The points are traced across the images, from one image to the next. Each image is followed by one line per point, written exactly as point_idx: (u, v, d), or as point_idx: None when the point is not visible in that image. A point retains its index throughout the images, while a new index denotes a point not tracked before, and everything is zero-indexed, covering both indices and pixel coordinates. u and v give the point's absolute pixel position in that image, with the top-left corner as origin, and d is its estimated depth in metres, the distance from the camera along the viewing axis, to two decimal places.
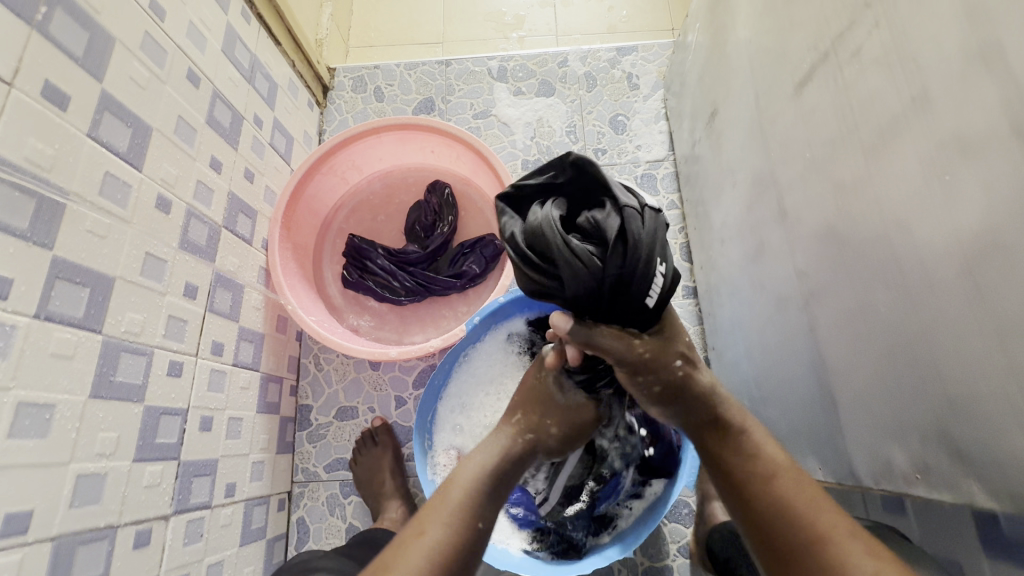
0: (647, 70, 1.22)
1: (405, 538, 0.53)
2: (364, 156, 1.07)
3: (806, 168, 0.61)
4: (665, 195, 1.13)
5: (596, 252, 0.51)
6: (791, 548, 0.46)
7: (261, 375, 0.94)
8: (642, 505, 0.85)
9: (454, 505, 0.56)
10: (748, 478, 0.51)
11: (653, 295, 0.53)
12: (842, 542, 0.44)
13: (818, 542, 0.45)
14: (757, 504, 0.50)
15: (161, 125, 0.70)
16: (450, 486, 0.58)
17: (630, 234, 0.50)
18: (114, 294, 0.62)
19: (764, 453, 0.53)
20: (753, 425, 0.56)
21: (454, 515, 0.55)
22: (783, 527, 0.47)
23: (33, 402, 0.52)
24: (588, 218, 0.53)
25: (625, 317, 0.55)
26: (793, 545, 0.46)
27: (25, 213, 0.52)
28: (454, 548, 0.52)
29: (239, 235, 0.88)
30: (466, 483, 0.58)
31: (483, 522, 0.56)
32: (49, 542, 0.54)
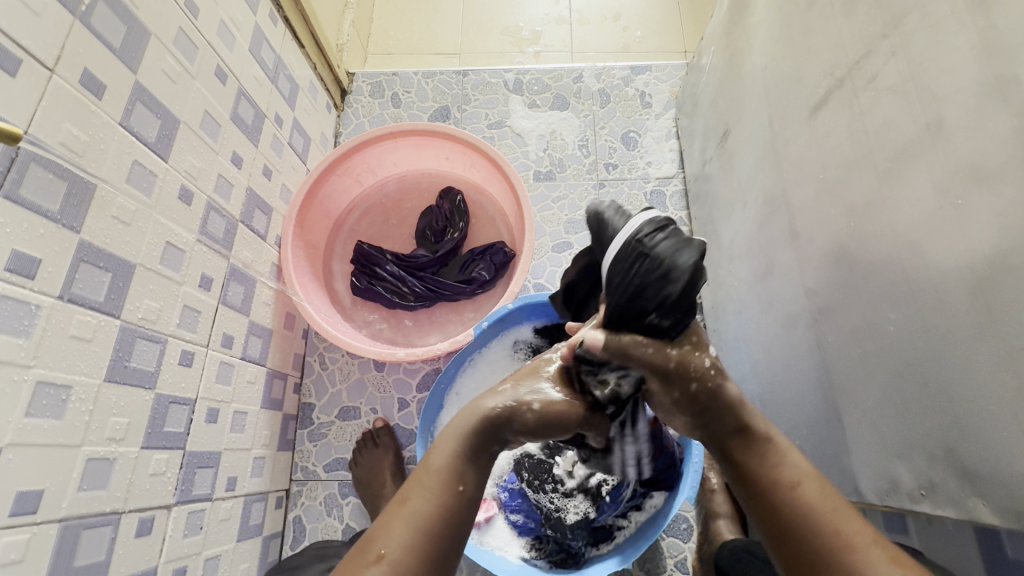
0: (660, 89, 1.25)
1: (385, 516, 0.49)
2: (379, 159, 1.09)
3: (819, 189, 0.63)
4: (674, 212, 1.15)
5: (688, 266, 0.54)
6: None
7: (267, 370, 0.94)
8: (642, 517, 0.85)
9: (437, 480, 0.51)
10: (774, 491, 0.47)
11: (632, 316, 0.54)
12: (865, 550, 0.43)
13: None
14: (780, 506, 0.47)
15: (188, 119, 0.72)
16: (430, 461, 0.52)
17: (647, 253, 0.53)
18: (133, 281, 0.62)
19: (788, 457, 0.49)
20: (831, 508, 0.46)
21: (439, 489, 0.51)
22: (818, 539, 0.44)
23: (51, 382, 0.53)
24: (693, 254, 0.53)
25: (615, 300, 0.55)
26: (819, 552, 0.44)
27: (57, 196, 0.53)
28: (442, 514, 0.49)
29: (255, 231, 0.89)
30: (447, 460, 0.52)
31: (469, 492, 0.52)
32: (57, 524, 0.53)
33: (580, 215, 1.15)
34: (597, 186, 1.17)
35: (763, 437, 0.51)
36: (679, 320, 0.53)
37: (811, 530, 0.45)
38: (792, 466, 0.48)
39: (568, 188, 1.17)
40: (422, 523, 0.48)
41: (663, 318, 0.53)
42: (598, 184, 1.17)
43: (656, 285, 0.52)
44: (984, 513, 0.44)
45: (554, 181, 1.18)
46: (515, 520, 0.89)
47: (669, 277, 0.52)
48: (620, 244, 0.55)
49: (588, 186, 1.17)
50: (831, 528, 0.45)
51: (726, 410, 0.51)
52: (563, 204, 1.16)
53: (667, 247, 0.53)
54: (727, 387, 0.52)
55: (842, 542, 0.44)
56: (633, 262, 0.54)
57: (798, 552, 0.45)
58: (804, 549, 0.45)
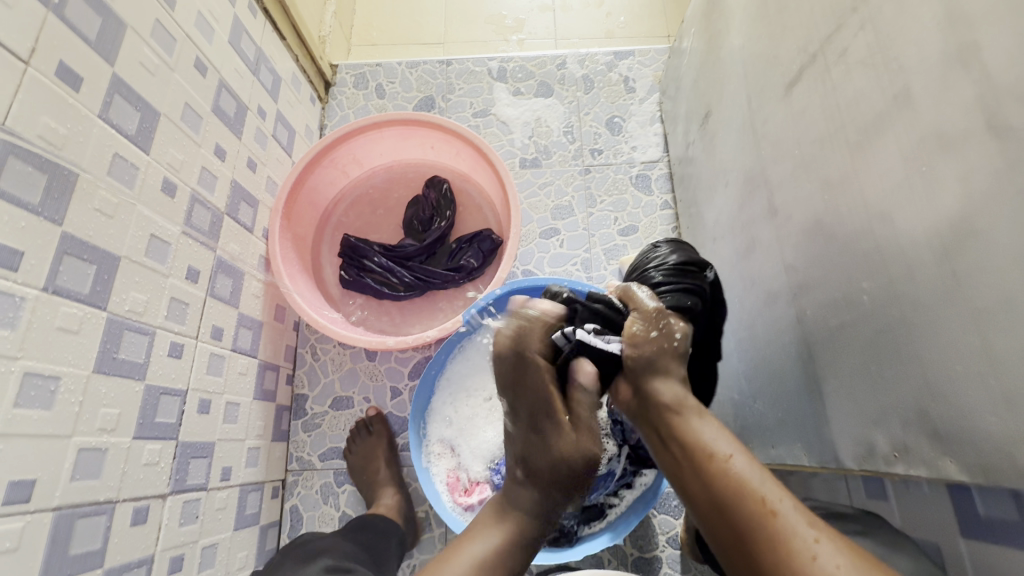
0: (643, 74, 1.25)
1: (454, 549, 0.58)
2: (365, 150, 1.09)
3: (795, 164, 0.64)
4: (659, 195, 1.15)
5: (704, 272, 0.72)
6: (749, 540, 0.44)
7: (259, 362, 0.95)
8: (633, 496, 0.88)
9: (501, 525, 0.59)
10: (701, 457, 0.50)
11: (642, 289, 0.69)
12: (788, 520, 0.44)
13: (776, 544, 0.43)
14: (708, 474, 0.49)
15: (168, 111, 0.72)
16: (495, 516, 0.60)
17: (672, 247, 0.75)
18: (118, 273, 0.63)
19: (715, 436, 0.51)
20: (754, 471, 0.47)
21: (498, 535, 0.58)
22: (740, 507, 0.45)
23: (40, 373, 0.53)
24: (708, 273, 0.73)
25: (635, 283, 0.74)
26: (741, 522, 0.45)
27: (37, 188, 0.53)
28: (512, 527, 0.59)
29: (241, 224, 0.89)
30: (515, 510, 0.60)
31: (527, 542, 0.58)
32: (51, 514, 0.54)
33: (566, 201, 1.16)
34: (583, 171, 1.18)
35: (695, 413, 0.54)
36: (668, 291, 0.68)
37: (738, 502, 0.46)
38: (724, 443, 0.50)
39: (554, 175, 1.18)
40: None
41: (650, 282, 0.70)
42: (584, 169, 1.18)
43: (657, 259, 0.73)
44: (953, 471, 0.46)
45: (540, 168, 1.19)
46: None
47: (678, 259, 0.72)
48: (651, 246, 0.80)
49: (574, 172, 1.18)
50: (756, 496, 0.46)
51: (665, 379, 0.56)
52: (549, 190, 1.17)
53: (679, 247, 0.75)
54: (661, 376, 0.56)
55: (766, 509, 0.45)
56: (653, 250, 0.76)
57: (727, 520, 0.46)
58: (732, 513, 0.46)
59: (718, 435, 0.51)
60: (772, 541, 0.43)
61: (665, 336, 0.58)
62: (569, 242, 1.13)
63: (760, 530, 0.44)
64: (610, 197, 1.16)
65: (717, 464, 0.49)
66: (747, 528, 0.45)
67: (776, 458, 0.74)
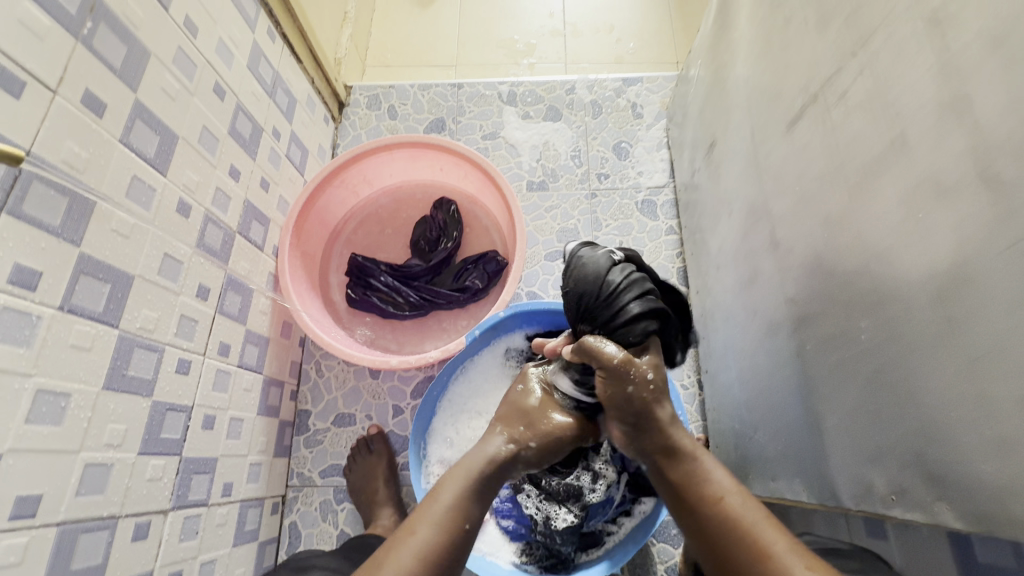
0: (651, 100, 1.27)
1: (396, 539, 0.58)
2: (375, 171, 1.11)
3: (797, 200, 0.64)
4: (665, 221, 1.16)
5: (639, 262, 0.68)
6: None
7: (264, 378, 0.96)
8: (631, 523, 0.87)
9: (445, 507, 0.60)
10: (700, 501, 0.54)
11: (629, 317, 0.62)
12: (783, 560, 0.48)
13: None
14: (708, 517, 0.53)
15: (187, 135, 0.74)
16: (436, 497, 0.61)
17: (599, 256, 0.66)
18: (131, 291, 0.65)
19: (713, 474, 0.56)
20: (752, 516, 0.52)
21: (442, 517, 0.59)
22: (736, 551, 0.50)
23: (51, 390, 0.54)
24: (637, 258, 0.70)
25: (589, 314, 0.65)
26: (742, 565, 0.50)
27: (58, 211, 0.55)
28: (456, 508, 0.61)
29: (252, 242, 0.92)
30: (457, 491, 0.62)
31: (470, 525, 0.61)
32: (54, 528, 0.55)
33: (572, 224, 1.17)
34: (589, 195, 1.19)
35: (691, 455, 0.58)
36: (638, 314, 0.62)
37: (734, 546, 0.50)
38: (720, 485, 0.55)
39: (561, 198, 1.19)
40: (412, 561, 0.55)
41: (617, 316, 0.62)
42: (590, 193, 1.19)
43: (601, 277, 0.64)
44: (949, 518, 0.45)
45: (547, 191, 1.20)
46: (507, 525, 0.90)
47: (621, 268, 0.65)
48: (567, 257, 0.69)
49: (580, 196, 1.19)
50: (752, 544, 0.50)
51: (658, 425, 0.59)
52: (555, 213, 1.18)
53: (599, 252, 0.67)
54: (658, 406, 0.59)
55: (761, 555, 0.49)
56: (587, 273, 0.65)
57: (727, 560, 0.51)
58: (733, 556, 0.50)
59: (715, 477, 0.55)
60: None
61: (643, 383, 0.59)
62: None
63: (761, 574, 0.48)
64: (615, 221, 1.17)
65: (715, 509, 0.53)
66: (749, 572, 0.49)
67: (775, 491, 0.74)
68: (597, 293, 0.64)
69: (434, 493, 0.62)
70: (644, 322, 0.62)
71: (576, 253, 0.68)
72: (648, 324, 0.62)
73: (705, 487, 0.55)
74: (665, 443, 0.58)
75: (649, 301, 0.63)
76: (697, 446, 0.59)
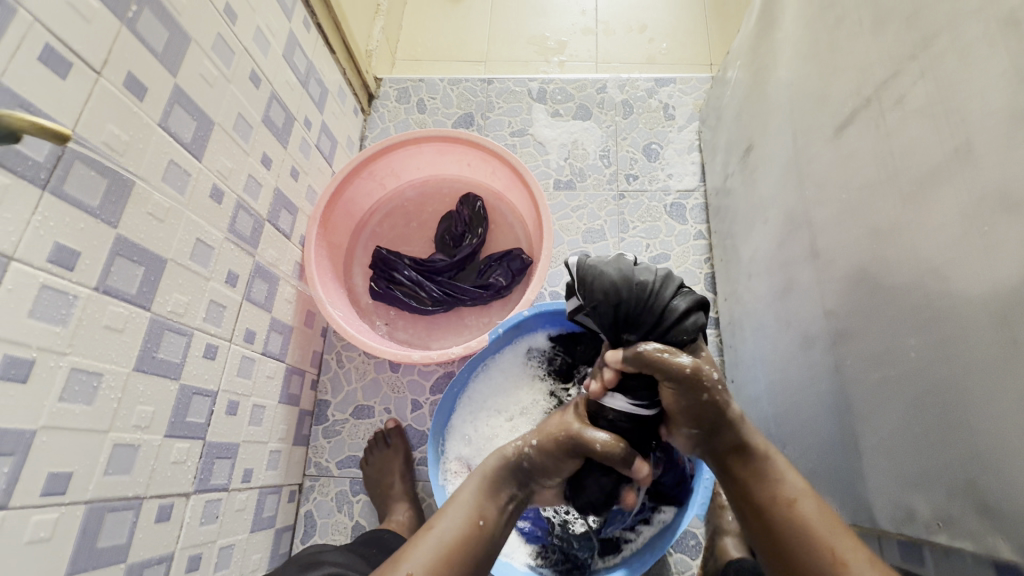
0: (684, 102, 1.24)
1: (417, 537, 0.63)
2: (402, 164, 1.11)
3: (841, 209, 0.62)
4: (694, 225, 1.14)
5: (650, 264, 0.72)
6: None
7: (286, 366, 0.96)
8: (650, 532, 0.86)
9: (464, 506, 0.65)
10: (772, 502, 0.56)
11: (682, 312, 0.66)
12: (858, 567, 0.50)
13: None
14: (781, 519, 0.55)
15: (222, 121, 0.75)
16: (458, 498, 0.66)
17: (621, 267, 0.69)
18: (163, 275, 0.65)
19: (785, 476, 0.57)
20: (823, 521, 0.54)
21: (461, 516, 0.64)
22: (811, 553, 0.52)
23: (85, 369, 0.55)
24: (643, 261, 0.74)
25: (637, 319, 0.67)
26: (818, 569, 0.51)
27: (97, 191, 0.55)
28: (476, 508, 0.65)
29: (280, 230, 0.92)
30: (477, 492, 0.67)
31: (489, 524, 0.65)
32: (82, 506, 0.55)
33: (598, 225, 1.15)
34: (617, 196, 1.17)
35: (763, 455, 0.59)
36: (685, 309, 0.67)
37: (808, 548, 0.52)
38: (792, 487, 0.57)
39: (588, 198, 1.18)
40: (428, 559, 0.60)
41: (666, 316, 0.66)
42: (618, 194, 1.17)
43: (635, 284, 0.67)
44: (1005, 549, 0.43)
45: (574, 190, 1.19)
46: (524, 527, 0.89)
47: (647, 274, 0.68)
48: (579, 275, 0.70)
49: (608, 196, 1.17)
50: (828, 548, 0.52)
51: (732, 426, 0.60)
52: (582, 213, 1.17)
53: (615, 264, 0.69)
54: (730, 406, 0.60)
55: (837, 560, 0.51)
56: (618, 285, 0.67)
57: (799, 562, 0.53)
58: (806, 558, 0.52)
59: (788, 478, 0.57)
60: None
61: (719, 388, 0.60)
62: None
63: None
64: (643, 224, 1.15)
65: (789, 510, 0.55)
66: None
67: None
68: (638, 300, 0.67)
69: (456, 495, 0.67)
70: (694, 312, 0.67)
71: (593, 269, 0.69)
72: (697, 316, 0.67)
73: (778, 490, 0.57)
74: (738, 442, 0.60)
75: (687, 294, 0.68)
76: (768, 447, 0.60)
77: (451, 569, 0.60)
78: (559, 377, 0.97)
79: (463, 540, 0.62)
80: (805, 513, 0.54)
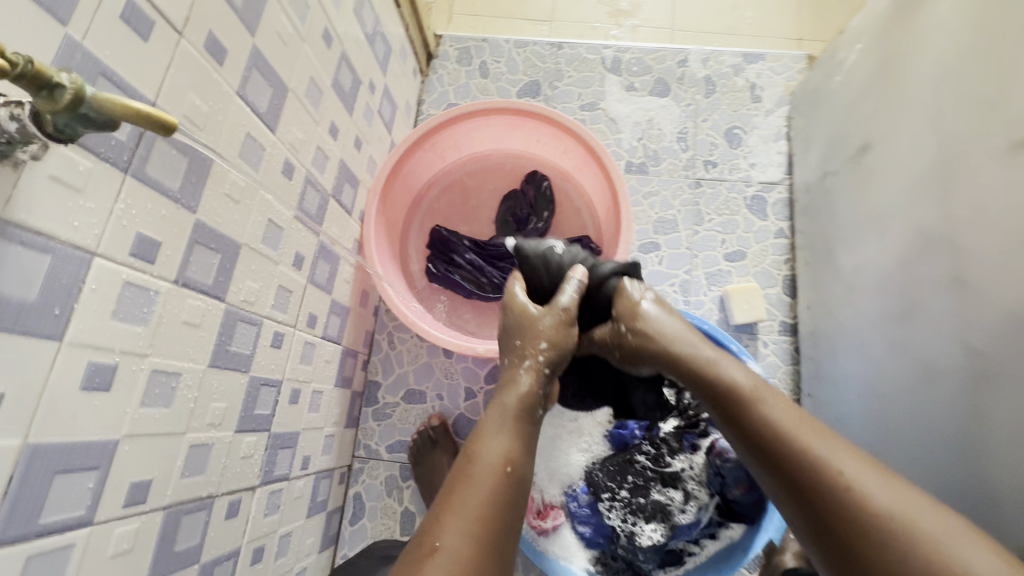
0: (773, 82, 1.13)
1: (433, 509, 0.48)
2: (467, 136, 1.02)
3: (1007, 239, 0.55)
4: (775, 221, 1.06)
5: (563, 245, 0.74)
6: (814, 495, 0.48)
7: (342, 348, 0.92)
8: (716, 546, 0.83)
9: (480, 464, 0.50)
10: (738, 408, 0.55)
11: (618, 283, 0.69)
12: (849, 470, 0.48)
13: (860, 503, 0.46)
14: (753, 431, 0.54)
15: (295, 87, 0.67)
16: (474, 455, 0.51)
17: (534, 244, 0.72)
18: (238, 262, 0.59)
19: (742, 382, 0.57)
20: (797, 424, 0.52)
21: (480, 473, 0.50)
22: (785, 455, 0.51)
23: (164, 370, 0.50)
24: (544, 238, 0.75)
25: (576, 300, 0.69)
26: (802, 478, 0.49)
27: (178, 173, 0.48)
28: (502, 461, 0.51)
29: (343, 206, 0.85)
30: (493, 445, 0.52)
31: (518, 467, 0.52)
32: (160, 512, 0.52)
33: (671, 214, 1.07)
34: (693, 184, 1.09)
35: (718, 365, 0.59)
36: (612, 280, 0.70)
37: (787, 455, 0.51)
38: (758, 390, 0.56)
39: (661, 184, 1.09)
40: (473, 527, 0.46)
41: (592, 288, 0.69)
42: (694, 182, 1.09)
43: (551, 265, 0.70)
44: None
45: (647, 175, 1.10)
46: (583, 531, 0.86)
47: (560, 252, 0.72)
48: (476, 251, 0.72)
49: (683, 183, 1.09)
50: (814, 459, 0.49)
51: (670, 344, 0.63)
52: (654, 201, 1.08)
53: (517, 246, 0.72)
54: (648, 315, 0.65)
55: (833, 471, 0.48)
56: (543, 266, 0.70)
57: (784, 473, 0.50)
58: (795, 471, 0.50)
59: (744, 378, 0.57)
60: (842, 495, 0.47)
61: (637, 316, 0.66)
62: (670, 260, 1.05)
63: (833, 492, 0.47)
64: (720, 216, 1.07)
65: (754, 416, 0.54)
66: (816, 490, 0.48)
67: None
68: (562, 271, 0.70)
69: (467, 455, 0.52)
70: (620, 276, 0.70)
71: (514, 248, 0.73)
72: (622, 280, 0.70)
73: (744, 396, 0.56)
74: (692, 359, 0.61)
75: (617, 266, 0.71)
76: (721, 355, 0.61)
77: (490, 536, 0.46)
78: None
79: (492, 501, 0.48)
80: (772, 416, 0.53)
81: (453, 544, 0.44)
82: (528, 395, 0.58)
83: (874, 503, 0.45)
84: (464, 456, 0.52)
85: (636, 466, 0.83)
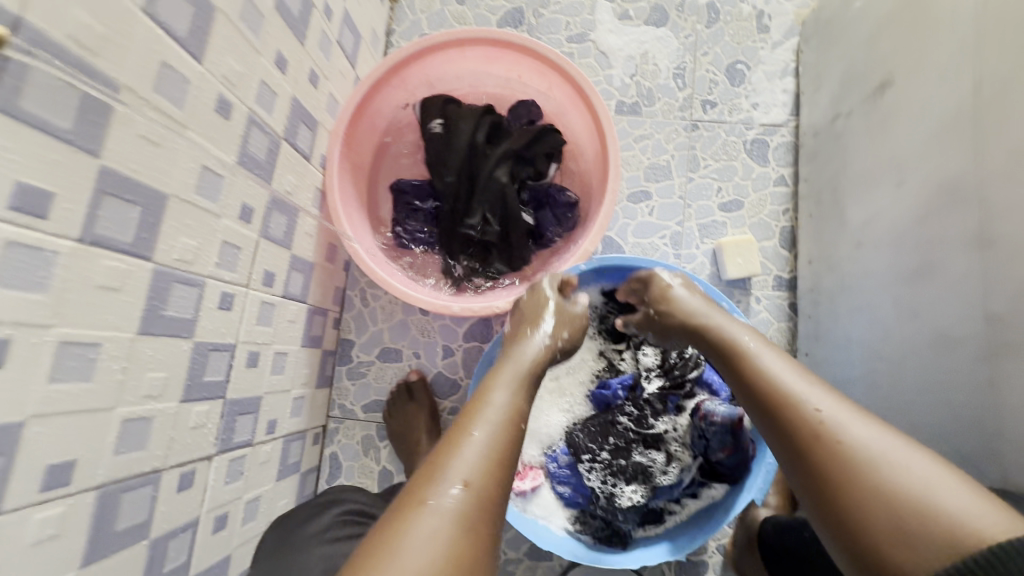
0: (783, 10, 1.02)
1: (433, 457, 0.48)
2: (440, 71, 0.92)
3: None
4: (776, 168, 0.98)
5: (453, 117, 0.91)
6: (833, 479, 0.44)
7: (308, 307, 0.86)
8: (697, 506, 0.80)
9: (492, 412, 0.52)
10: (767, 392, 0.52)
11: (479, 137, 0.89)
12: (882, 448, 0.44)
13: (871, 477, 0.42)
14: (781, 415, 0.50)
15: (226, 7, 0.57)
16: (487, 400, 0.53)
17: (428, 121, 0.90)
18: (165, 217, 0.52)
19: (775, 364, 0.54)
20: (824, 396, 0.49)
21: (490, 420, 0.51)
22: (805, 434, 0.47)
23: (77, 341, 0.44)
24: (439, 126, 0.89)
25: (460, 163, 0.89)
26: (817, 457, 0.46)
27: (68, 109, 0.40)
28: (512, 412, 0.53)
29: (298, 150, 0.77)
30: (504, 400, 0.53)
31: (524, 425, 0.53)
32: (93, 492, 0.48)
33: (664, 160, 0.99)
34: (689, 126, 0.99)
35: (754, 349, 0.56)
36: (478, 131, 0.89)
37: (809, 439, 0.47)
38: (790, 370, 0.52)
39: (655, 126, 1.00)
40: (485, 469, 0.46)
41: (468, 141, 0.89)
42: (690, 124, 1.00)
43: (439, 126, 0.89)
44: None
45: (639, 116, 1.00)
46: (562, 492, 0.82)
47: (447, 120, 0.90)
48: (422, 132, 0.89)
49: (678, 126, 1.00)
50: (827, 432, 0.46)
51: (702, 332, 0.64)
52: (646, 145, 0.99)
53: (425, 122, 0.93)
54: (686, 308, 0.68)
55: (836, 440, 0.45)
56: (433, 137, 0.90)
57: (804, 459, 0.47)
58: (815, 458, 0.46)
59: (778, 361, 0.54)
60: (854, 476, 0.43)
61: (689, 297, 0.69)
62: (661, 210, 0.98)
63: (843, 472, 0.44)
64: (716, 162, 0.98)
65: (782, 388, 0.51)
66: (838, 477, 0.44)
67: None
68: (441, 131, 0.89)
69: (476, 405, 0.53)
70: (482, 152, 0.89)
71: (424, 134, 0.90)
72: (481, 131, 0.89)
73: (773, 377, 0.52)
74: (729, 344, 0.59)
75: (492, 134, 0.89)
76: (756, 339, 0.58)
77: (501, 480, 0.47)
78: (610, 338, 0.88)
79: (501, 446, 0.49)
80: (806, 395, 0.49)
81: (469, 484, 0.45)
82: (532, 361, 0.61)
83: (898, 481, 0.42)
84: (472, 403, 0.53)
85: (618, 428, 0.81)
